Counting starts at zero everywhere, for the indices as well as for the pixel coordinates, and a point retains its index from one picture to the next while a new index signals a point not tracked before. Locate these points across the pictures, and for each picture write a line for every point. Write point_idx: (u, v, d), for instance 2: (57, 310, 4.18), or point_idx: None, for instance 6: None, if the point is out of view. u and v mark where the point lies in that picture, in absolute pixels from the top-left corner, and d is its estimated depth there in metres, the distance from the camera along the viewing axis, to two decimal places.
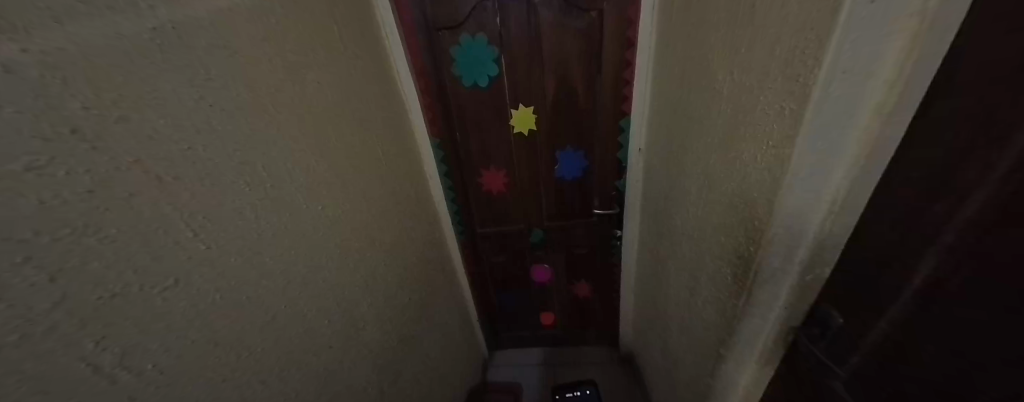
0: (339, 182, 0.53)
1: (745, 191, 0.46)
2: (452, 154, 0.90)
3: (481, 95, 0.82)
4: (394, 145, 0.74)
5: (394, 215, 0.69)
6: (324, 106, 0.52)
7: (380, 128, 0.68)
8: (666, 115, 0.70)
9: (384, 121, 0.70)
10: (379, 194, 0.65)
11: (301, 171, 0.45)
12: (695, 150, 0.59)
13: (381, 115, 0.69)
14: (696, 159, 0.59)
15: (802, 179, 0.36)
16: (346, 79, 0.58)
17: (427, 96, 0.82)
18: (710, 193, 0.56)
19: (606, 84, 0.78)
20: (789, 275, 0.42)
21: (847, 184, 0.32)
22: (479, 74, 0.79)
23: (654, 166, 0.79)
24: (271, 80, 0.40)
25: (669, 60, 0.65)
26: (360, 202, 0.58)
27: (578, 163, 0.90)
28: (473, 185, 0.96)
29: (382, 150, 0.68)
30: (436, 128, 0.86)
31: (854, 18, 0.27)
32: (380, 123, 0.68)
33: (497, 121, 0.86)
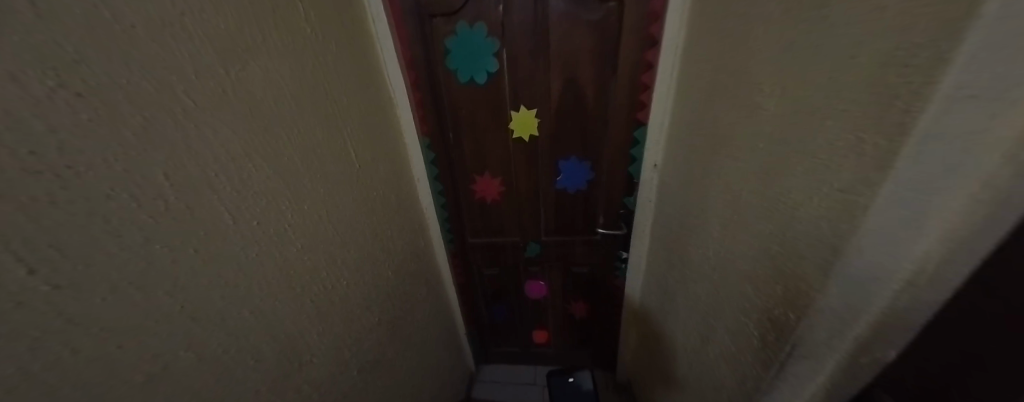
0: (293, 190, 0.45)
1: (789, 241, 0.35)
2: (443, 156, 0.81)
3: (478, 93, 0.73)
4: (374, 146, 0.65)
5: (366, 226, 0.61)
6: (281, 99, 0.43)
7: (357, 126, 0.60)
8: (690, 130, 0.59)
9: (362, 118, 0.62)
10: (349, 202, 0.57)
11: (237, 179, 0.36)
12: (723, 177, 0.48)
13: (359, 111, 0.61)
14: (723, 188, 0.48)
15: (880, 242, 0.25)
16: (314, 68, 0.49)
17: (416, 91, 0.73)
18: (739, 233, 0.45)
19: (620, 88, 0.68)
20: (834, 353, 0.30)
21: (940, 254, 0.21)
22: (476, 70, 0.70)
23: (671, 187, 0.68)
24: (199, 67, 0.32)
25: (699, 65, 0.54)
26: (320, 213, 0.50)
27: (582, 175, 0.80)
28: (466, 191, 0.88)
29: (357, 152, 0.59)
30: (426, 127, 0.77)
31: (1002, 14, 0.16)
32: (358, 120, 0.60)
33: (494, 123, 0.76)
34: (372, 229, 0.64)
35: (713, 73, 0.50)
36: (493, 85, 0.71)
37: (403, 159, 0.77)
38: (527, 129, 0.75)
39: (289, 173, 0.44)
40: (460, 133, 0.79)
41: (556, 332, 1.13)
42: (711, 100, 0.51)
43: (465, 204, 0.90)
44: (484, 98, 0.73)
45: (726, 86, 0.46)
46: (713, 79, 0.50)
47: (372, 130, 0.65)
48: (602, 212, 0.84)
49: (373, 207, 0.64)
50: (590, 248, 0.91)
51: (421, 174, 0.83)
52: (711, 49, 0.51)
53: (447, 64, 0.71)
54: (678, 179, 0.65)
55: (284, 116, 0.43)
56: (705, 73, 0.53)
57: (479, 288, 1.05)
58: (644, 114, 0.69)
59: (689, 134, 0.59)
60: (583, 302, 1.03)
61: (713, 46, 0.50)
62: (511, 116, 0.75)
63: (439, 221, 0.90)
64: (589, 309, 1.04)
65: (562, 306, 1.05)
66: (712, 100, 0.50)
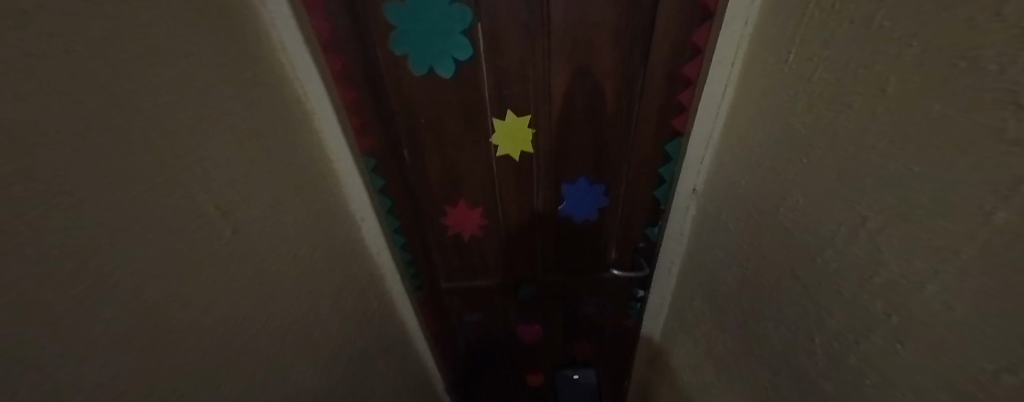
0: (164, 319, 0.23)
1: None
2: (397, 182, 0.57)
3: (443, 92, 0.49)
4: (286, 184, 0.40)
5: (279, 325, 0.37)
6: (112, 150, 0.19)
7: (252, 160, 0.35)
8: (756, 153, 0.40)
9: (259, 143, 0.36)
10: (249, 301, 0.33)
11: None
12: (833, 241, 0.30)
13: (249, 132, 0.35)
14: (829, 254, 0.30)
15: None
16: (166, 70, 0.25)
17: (344, 90, 0.47)
18: (865, 346, 0.27)
19: (653, 86, 0.46)
20: None
21: None
22: (437, 54, 0.45)
23: (717, 223, 0.50)
24: None
25: (785, 53, 0.34)
26: (202, 339, 0.26)
27: (593, 200, 0.60)
28: (435, 224, 0.64)
29: (255, 205, 0.34)
30: (367, 143, 0.52)
31: None
32: (250, 148, 0.35)
33: (469, 136, 0.53)
34: (290, 324, 0.39)
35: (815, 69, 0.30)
36: (466, 79, 0.48)
37: (331, 191, 0.52)
38: (517, 142, 0.53)
39: (142, 292, 0.21)
40: (420, 150, 0.55)
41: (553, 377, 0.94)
42: (811, 113, 0.31)
43: (434, 241, 0.67)
44: (453, 101, 0.50)
45: (841, 92, 0.27)
46: (815, 77, 0.30)
47: (278, 159, 0.39)
48: (614, 244, 0.65)
49: (293, 282, 0.40)
50: (598, 287, 0.72)
51: (365, 209, 0.57)
52: (810, 27, 0.30)
53: (390, 47, 0.45)
54: (730, 217, 0.46)
55: (113, 173, 0.19)
56: (800, 67, 0.32)
57: (459, 337, 0.83)
58: (682, 122, 0.49)
59: (751, 158, 0.41)
60: (587, 344, 0.85)
61: (812, 21, 0.30)
62: (494, 125, 0.51)
63: (399, 267, 0.66)
64: (594, 351, 0.86)
65: (562, 350, 0.86)
66: (812, 112, 0.31)
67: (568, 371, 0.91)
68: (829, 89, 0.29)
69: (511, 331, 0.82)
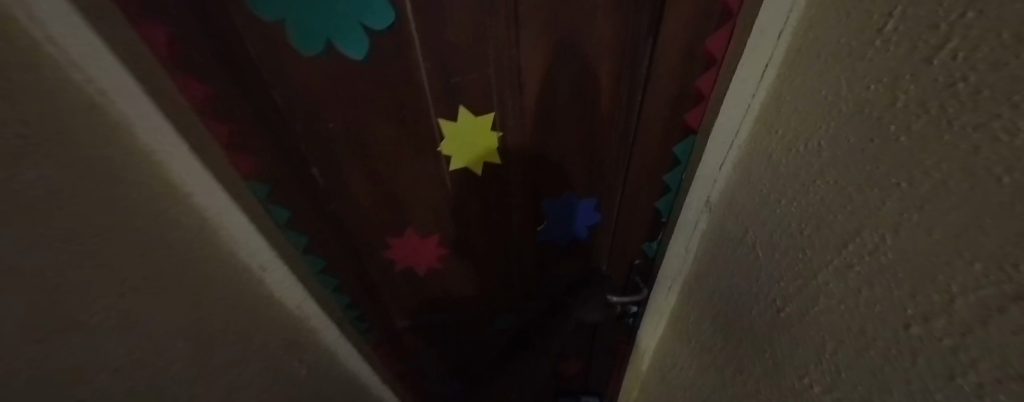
0: None
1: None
2: (310, 215, 0.42)
3: (357, 81, 0.35)
4: (135, 244, 0.25)
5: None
6: None
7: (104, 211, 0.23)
8: (798, 160, 0.30)
9: (79, 179, 0.21)
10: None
11: None
12: (871, 282, 0.24)
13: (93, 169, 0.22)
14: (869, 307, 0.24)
15: None
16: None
17: (190, 87, 0.30)
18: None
19: (666, 63, 0.37)
20: None
21: None
22: (333, 18, 0.30)
23: (738, 244, 0.39)
24: None
25: (828, 29, 0.25)
26: None
27: (591, 216, 0.54)
28: (374, 256, 0.52)
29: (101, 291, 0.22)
30: (249, 163, 0.36)
31: None
32: (66, 188, 0.20)
33: (404, 138, 0.40)
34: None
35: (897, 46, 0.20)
36: (394, 65, 0.34)
37: (225, 235, 0.34)
38: (474, 148, 0.42)
39: None
40: (335, 168, 0.42)
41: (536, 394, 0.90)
42: (870, 113, 0.23)
43: (374, 274, 0.54)
44: (376, 92, 0.36)
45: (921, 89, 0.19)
46: (885, 61, 0.21)
47: (127, 199, 0.24)
48: (592, 256, 0.61)
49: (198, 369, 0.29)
50: (587, 304, 0.63)
51: (269, 257, 0.39)
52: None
53: (253, 11, 0.29)
54: (763, 242, 0.35)
55: None
56: (860, 48, 0.23)
57: (431, 366, 0.76)
58: (694, 116, 0.42)
59: (777, 165, 0.32)
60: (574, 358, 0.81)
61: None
62: (442, 128, 0.40)
63: (336, 313, 0.52)
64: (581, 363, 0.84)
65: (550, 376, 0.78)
66: (871, 112, 0.23)
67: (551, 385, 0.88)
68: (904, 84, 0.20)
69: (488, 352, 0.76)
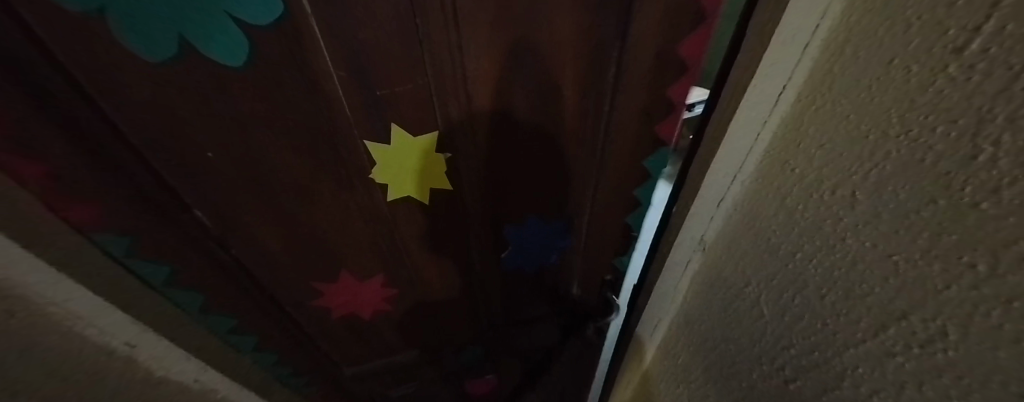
0: None
1: None
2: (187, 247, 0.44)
3: (246, 105, 0.34)
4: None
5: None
6: None
7: None
8: (817, 212, 0.24)
9: None
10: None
11: None
12: (884, 367, 0.20)
13: None
14: (891, 394, 0.20)
15: None
16: None
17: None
18: None
19: (631, 82, 0.40)
20: None
21: None
22: (195, 25, 0.28)
23: (739, 296, 0.34)
24: None
25: (858, 46, 0.20)
26: None
27: (552, 231, 0.59)
28: (285, 285, 0.52)
29: None
30: (87, 209, 0.35)
31: None
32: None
33: (296, 172, 0.41)
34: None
35: (948, 98, 0.15)
36: (289, 69, 0.32)
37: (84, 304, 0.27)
38: (409, 170, 0.43)
39: None
40: (212, 202, 0.41)
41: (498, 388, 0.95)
42: (909, 160, 0.18)
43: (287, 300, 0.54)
44: (254, 123, 0.35)
45: (991, 138, 0.14)
46: (935, 95, 0.16)
47: None
48: (558, 262, 0.66)
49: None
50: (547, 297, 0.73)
51: (132, 331, 0.32)
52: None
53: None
54: (766, 296, 0.30)
55: None
56: (894, 75, 0.18)
57: (391, 388, 0.76)
58: (666, 129, 0.46)
59: (787, 206, 0.27)
60: None
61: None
62: (374, 153, 0.40)
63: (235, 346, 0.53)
64: None
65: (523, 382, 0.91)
66: (908, 160, 0.18)
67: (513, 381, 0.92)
68: (954, 129, 0.15)
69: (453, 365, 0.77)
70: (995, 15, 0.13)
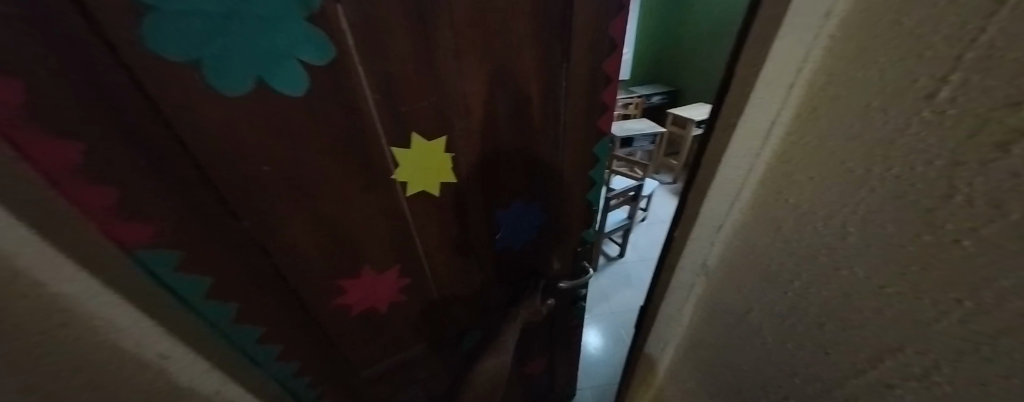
0: None
1: None
2: (225, 263, 0.40)
3: (298, 125, 0.35)
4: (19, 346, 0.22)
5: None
6: None
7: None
8: (810, 234, 0.25)
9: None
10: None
11: None
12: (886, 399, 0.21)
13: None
14: None
15: None
16: None
17: (42, 149, 0.26)
18: None
19: (577, 89, 0.49)
20: None
21: None
22: (266, 60, 0.30)
23: (742, 322, 0.33)
24: None
25: (839, 88, 0.21)
26: None
27: (535, 219, 0.65)
28: (317, 298, 0.50)
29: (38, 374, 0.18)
30: (137, 234, 0.33)
31: None
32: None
33: (342, 183, 0.42)
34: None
35: (928, 142, 0.16)
36: (329, 98, 0.35)
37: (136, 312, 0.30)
38: (427, 171, 0.47)
39: None
40: (261, 216, 0.39)
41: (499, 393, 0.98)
42: (892, 195, 0.19)
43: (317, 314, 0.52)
44: (307, 138, 0.36)
45: (963, 179, 0.15)
46: (911, 136, 0.17)
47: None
48: (542, 251, 0.71)
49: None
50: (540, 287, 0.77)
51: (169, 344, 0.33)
52: (892, 48, 0.17)
53: (150, 46, 0.26)
54: (766, 320, 0.30)
55: None
56: (874, 116, 0.19)
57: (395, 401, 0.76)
58: (606, 122, 0.56)
59: (783, 234, 0.27)
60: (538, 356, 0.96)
61: (905, 36, 0.17)
62: (395, 156, 0.43)
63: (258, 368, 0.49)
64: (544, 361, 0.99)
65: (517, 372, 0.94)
66: (891, 196, 0.19)
67: (515, 382, 0.96)
68: (931, 169, 0.16)
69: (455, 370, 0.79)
70: (959, 68, 0.15)
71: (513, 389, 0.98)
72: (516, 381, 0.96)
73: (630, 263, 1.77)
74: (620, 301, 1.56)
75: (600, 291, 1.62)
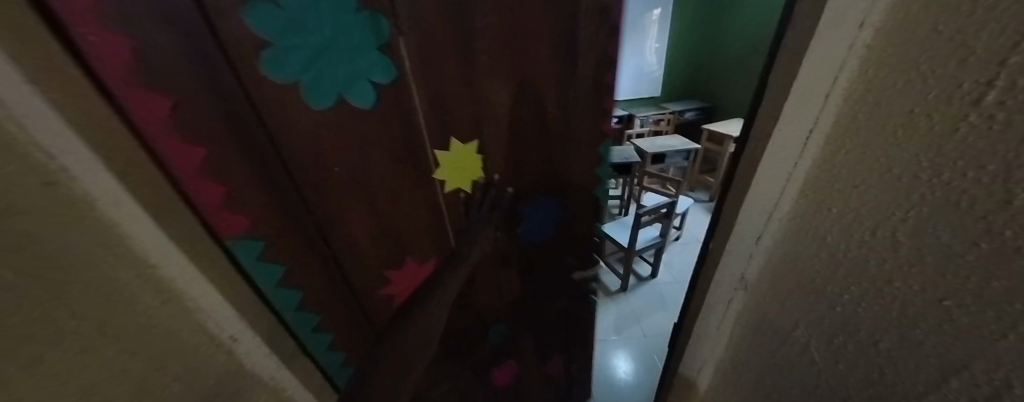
0: None
1: None
2: (297, 251, 0.46)
3: (365, 131, 0.43)
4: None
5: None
6: None
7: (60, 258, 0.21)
8: (857, 245, 0.24)
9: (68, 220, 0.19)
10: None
11: None
12: None
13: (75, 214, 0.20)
14: None
15: None
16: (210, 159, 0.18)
17: (177, 150, 0.33)
18: None
19: (592, 96, 0.56)
20: None
21: None
22: (347, 81, 0.39)
23: (787, 340, 0.32)
24: None
25: (877, 95, 0.21)
26: None
27: (556, 219, 0.68)
28: (366, 287, 0.56)
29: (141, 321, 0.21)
30: (233, 223, 0.39)
31: None
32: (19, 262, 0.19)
33: (396, 180, 0.49)
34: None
35: (980, 146, 0.16)
36: (390, 109, 0.43)
37: (215, 288, 0.34)
38: (463, 170, 0.53)
39: None
40: (331, 210, 0.47)
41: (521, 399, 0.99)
42: (945, 202, 0.18)
43: (365, 303, 0.57)
44: (373, 141, 0.44)
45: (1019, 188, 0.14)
46: (961, 141, 0.17)
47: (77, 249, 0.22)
48: (565, 250, 0.75)
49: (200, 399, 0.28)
50: (563, 285, 0.81)
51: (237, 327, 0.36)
52: (933, 55, 0.18)
53: (267, 73, 0.35)
54: (813, 336, 0.28)
55: None
56: (917, 122, 0.19)
57: None
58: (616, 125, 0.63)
59: (825, 240, 0.26)
60: (561, 361, 0.96)
61: (946, 43, 0.17)
62: (438, 157, 0.51)
63: (315, 354, 0.54)
64: (566, 365, 0.99)
65: (540, 374, 0.95)
66: (943, 202, 0.18)
67: (537, 387, 0.96)
68: (985, 173, 0.16)
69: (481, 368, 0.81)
70: (1004, 72, 0.14)
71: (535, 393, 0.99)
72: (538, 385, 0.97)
73: (665, 284, 1.69)
74: (652, 323, 1.49)
75: (634, 313, 1.54)
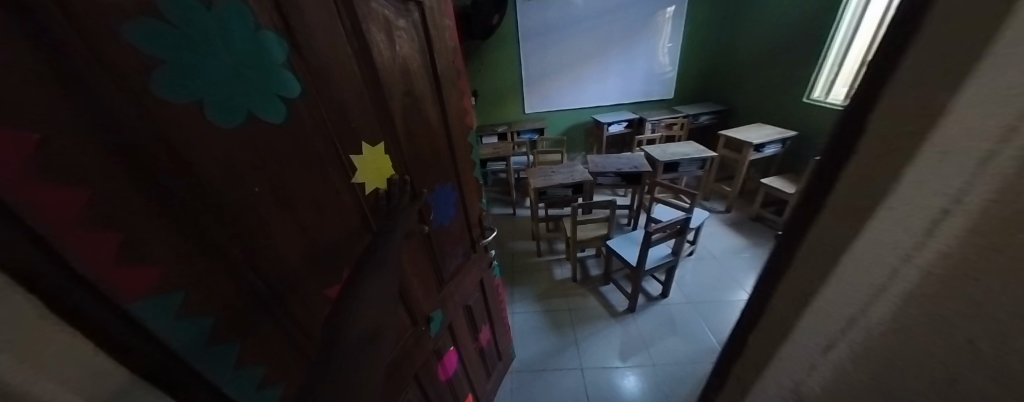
0: None
1: None
2: (223, 293, 0.35)
3: (280, 146, 0.38)
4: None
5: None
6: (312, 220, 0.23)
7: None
8: None
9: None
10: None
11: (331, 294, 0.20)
12: None
13: None
14: None
15: None
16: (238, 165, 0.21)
17: (49, 195, 0.22)
18: None
19: (452, 98, 0.73)
20: None
21: None
22: (258, 95, 0.34)
23: None
24: None
25: None
26: None
27: (451, 199, 0.77)
28: (309, 321, 0.47)
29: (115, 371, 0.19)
30: (148, 282, 0.29)
31: None
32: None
33: (321, 192, 0.45)
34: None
35: None
36: (307, 122, 0.40)
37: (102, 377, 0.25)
38: (378, 171, 0.53)
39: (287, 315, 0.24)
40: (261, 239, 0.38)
41: (469, 380, 1.00)
42: None
43: (309, 341, 0.48)
44: (290, 153, 0.39)
45: None
46: None
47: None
48: (464, 226, 0.86)
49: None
50: (469, 258, 0.91)
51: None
52: None
53: (158, 92, 0.27)
54: None
55: None
56: None
57: None
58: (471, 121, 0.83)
59: None
60: (486, 322, 1.06)
61: None
62: (354, 163, 0.48)
63: None
64: (489, 326, 1.09)
65: (475, 343, 1.01)
66: None
67: (474, 360, 1.02)
68: None
69: (432, 367, 0.79)
70: None
71: (475, 370, 1.03)
72: (475, 357, 1.02)
73: (677, 305, 1.57)
74: (665, 353, 1.35)
75: (641, 337, 1.43)
